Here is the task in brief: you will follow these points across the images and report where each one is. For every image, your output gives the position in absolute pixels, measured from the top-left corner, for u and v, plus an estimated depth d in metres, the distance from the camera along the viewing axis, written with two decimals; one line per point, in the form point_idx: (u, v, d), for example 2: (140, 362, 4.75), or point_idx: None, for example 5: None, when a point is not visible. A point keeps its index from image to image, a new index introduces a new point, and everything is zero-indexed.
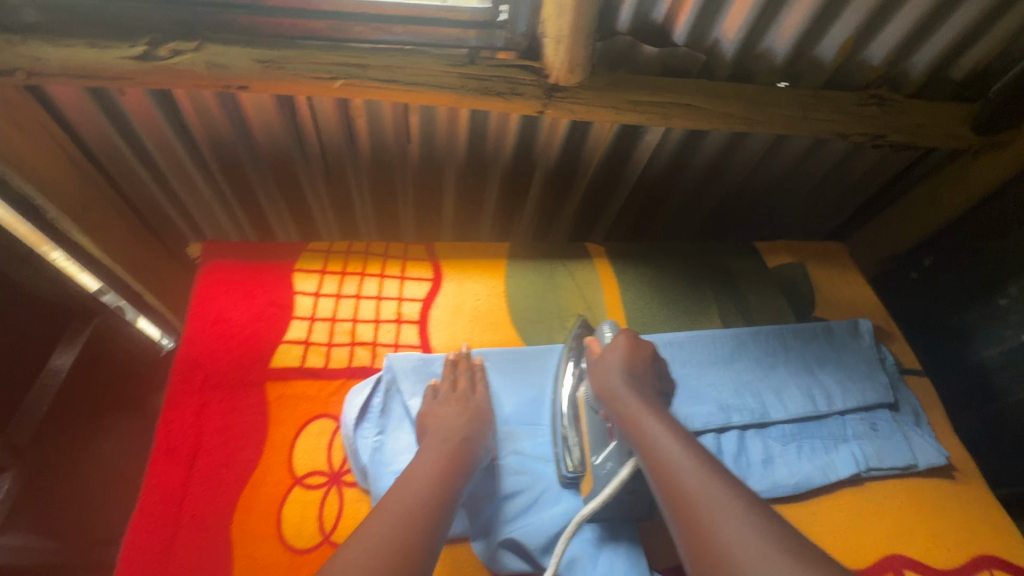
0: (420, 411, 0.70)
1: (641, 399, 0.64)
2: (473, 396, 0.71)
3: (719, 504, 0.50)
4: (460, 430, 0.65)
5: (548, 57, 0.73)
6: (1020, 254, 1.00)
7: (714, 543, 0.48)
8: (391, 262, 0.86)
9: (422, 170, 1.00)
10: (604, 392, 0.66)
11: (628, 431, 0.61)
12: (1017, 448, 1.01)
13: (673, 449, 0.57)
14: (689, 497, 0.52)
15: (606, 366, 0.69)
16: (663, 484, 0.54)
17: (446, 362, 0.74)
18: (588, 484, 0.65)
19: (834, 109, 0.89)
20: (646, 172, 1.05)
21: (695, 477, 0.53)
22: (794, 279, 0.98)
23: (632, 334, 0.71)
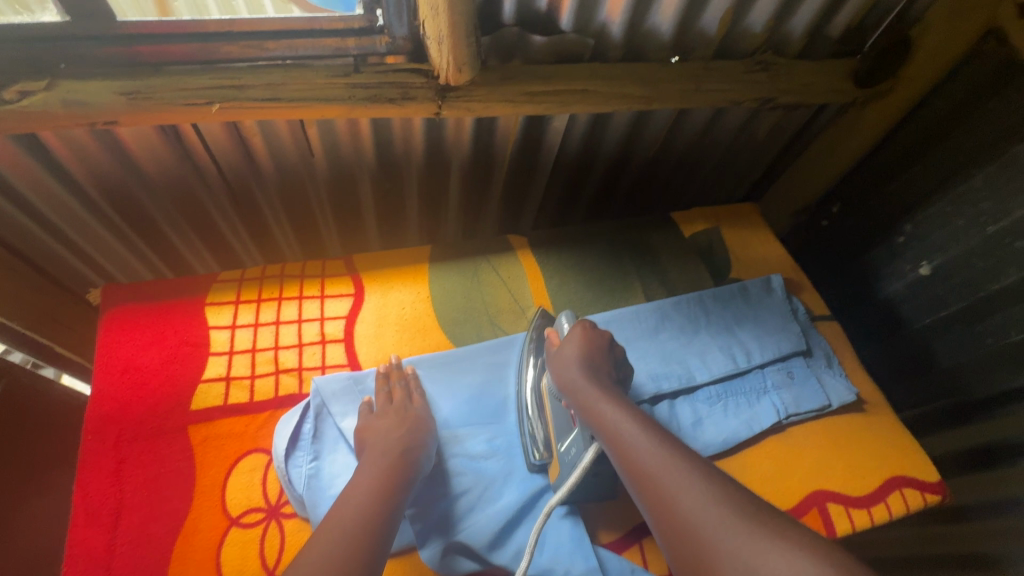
0: (359, 425, 0.69)
1: (600, 387, 0.66)
2: (411, 403, 0.71)
3: (680, 479, 0.54)
4: (399, 440, 0.65)
5: (434, 58, 0.72)
6: (909, 194, 1.08)
7: (678, 517, 0.52)
8: (309, 282, 0.84)
9: (333, 183, 0.98)
10: (565, 383, 0.69)
11: (590, 420, 0.64)
12: (925, 370, 1.11)
13: (634, 431, 0.60)
14: (653, 476, 0.55)
15: (566, 358, 0.70)
16: (627, 466, 0.58)
17: (377, 376, 0.74)
18: (556, 470, 0.69)
19: (724, 78, 0.92)
20: (560, 157, 1.06)
21: (657, 457, 0.56)
22: (712, 245, 1.02)
23: (588, 325, 0.73)
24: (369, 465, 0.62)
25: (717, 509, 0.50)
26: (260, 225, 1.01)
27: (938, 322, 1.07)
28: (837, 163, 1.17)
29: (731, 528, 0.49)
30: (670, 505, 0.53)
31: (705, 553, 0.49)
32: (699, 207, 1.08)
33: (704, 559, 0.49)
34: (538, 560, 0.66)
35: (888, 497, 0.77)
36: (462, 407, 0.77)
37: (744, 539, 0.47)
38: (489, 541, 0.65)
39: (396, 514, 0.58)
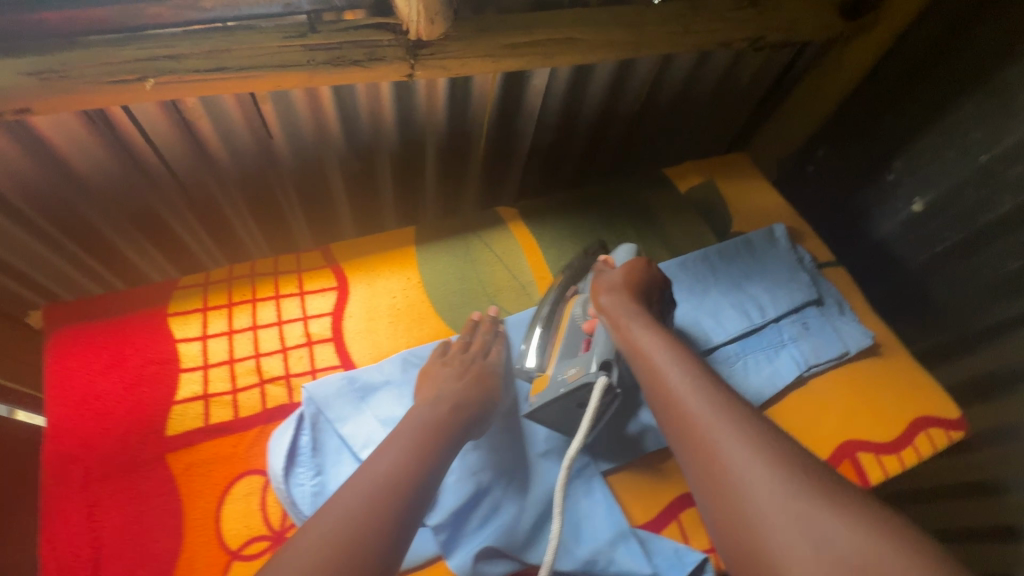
0: (421, 369, 0.68)
1: (641, 313, 0.62)
2: (483, 360, 0.70)
3: (716, 412, 0.50)
4: (455, 392, 0.63)
5: (400, 9, 0.63)
6: (899, 129, 1.05)
7: (709, 450, 0.48)
8: (284, 279, 0.75)
9: (298, 167, 0.88)
10: (603, 307, 0.65)
11: (626, 343, 0.60)
12: (922, 308, 1.11)
13: (672, 362, 0.56)
14: (683, 406, 0.52)
15: (608, 283, 0.67)
16: (656, 394, 0.55)
17: (472, 321, 0.74)
18: (540, 385, 0.67)
19: (713, 17, 0.84)
20: (542, 119, 0.98)
21: (691, 389, 0.53)
22: (709, 199, 0.97)
23: (643, 260, 0.70)
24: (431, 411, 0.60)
25: (761, 455, 0.47)
26: (220, 223, 0.90)
27: (934, 258, 1.06)
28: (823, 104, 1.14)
29: (773, 478, 0.45)
30: (704, 441, 0.49)
31: (738, 496, 0.45)
32: (690, 160, 1.03)
33: (735, 500, 0.46)
34: (575, 553, 0.62)
35: (915, 440, 0.76)
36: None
37: (793, 499, 0.44)
38: (521, 542, 0.61)
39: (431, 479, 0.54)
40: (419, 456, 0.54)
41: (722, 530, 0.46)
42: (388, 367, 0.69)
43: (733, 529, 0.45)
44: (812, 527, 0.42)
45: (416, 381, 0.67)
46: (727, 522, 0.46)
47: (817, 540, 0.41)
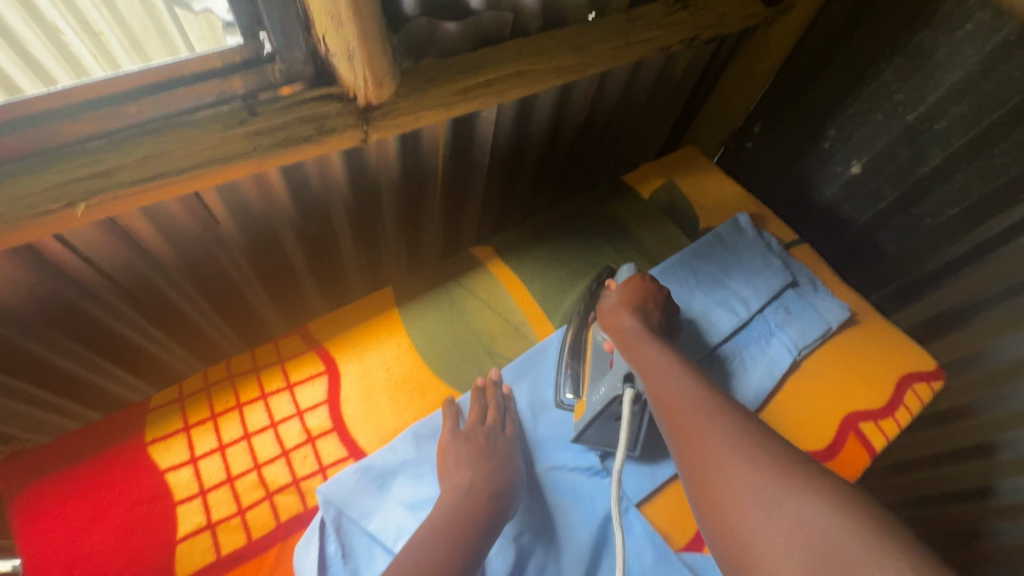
0: (439, 444, 0.66)
1: (644, 331, 0.68)
2: (503, 433, 0.68)
3: (713, 418, 0.53)
4: (479, 471, 0.61)
5: (343, 76, 0.59)
6: (827, 102, 1.10)
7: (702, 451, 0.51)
8: (267, 375, 0.70)
9: (250, 244, 0.83)
10: (611, 326, 0.71)
11: (629, 357, 0.66)
12: (875, 260, 1.18)
13: (667, 370, 0.61)
14: (683, 414, 0.55)
15: (614, 305, 0.73)
16: (660, 404, 0.58)
17: (475, 390, 0.71)
18: (581, 409, 0.70)
19: (650, 25, 0.84)
20: (494, 147, 0.96)
21: (691, 400, 0.56)
22: (672, 200, 0.99)
23: (646, 280, 0.76)
24: (456, 492, 0.59)
25: (740, 441, 0.50)
26: (173, 315, 0.84)
27: (878, 215, 1.12)
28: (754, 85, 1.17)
29: (752, 459, 0.48)
30: (693, 433, 0.53)
31: (720, 477, 0.48)
32: (646, 162, 1.03)
33: (718, 482, 0.48)
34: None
35: (904, 399, 0.81)
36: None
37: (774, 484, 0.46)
38: None
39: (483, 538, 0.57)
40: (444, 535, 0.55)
41: (706, 512, 0.48)
42: (400, 446, 0.66)
43: (714, 505, 0.48)
44: (784, 499, 0.44)
45: (436, 459, 0.65)
46: (709, 502, 0.48)
47: (790, 513, 0.43)
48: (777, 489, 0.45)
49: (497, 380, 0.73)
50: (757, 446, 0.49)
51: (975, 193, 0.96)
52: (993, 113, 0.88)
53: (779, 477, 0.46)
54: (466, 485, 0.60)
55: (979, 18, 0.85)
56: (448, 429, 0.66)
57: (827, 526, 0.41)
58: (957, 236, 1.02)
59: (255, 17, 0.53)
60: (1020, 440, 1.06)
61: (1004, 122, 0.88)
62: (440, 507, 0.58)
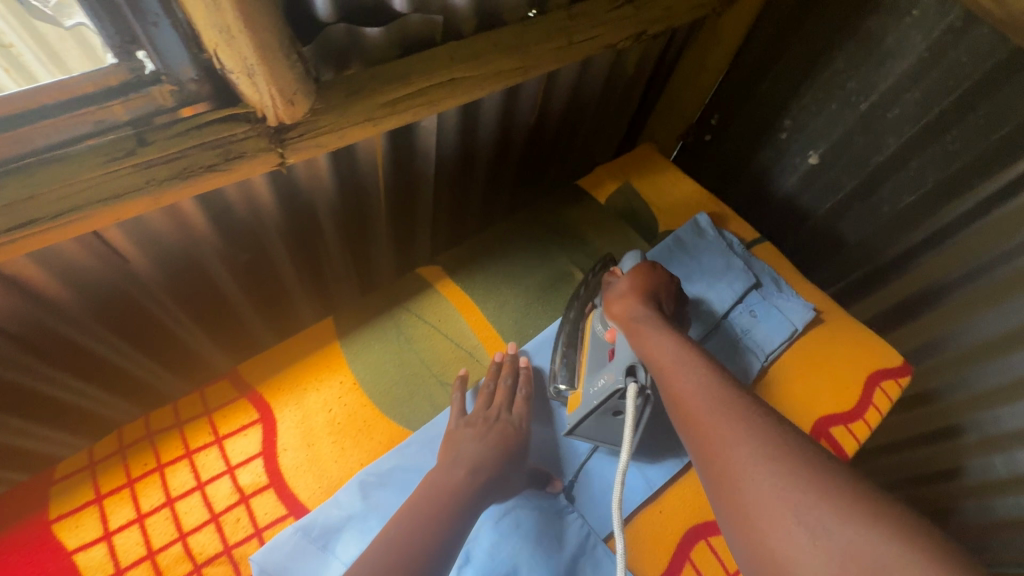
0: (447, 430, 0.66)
1: (656, 319, 0.67)
2: (511, 414, 0.67)
3: (737, 423, 0.51)
4: (476, 455, 0.61)
5: (247, 95, 0.52)
6: (781, 93, 1.07)
7: (728, 461, 0.49)
8: (192, 429, 0.64)
9: (172, 280, 0.75)
10: (621, 314, 0.70)
11: (641, 348, 0.65)
12: (838, 250, 1.17)
13: (686, 367, 0.59)
14: (704, 417, 0.53)
15: (623, 293, 0.72)
16: (679, 406, 0.56)
17: (455, 382, 0.68)
18: (576, 402, 0.70)
19: (593, 21, 0.78)
20: (439, 157, 0.90)
21: (712, 401, 0.54)
22: (630, 203, 0.95)
23: (654, 267, 0.75)
24: (445, 474, 0.59)
25: (772, 450, 0.48)
26: (91, 361, 0.76)
27: (837, 206, 1.11)
28: (708, 78, 1.14)
29: (785, 470, 0.46)
30: (719, 436, 0.51)
31: (751, 486, 0.46)
32: (601, 164, 0.99)
33: (748, 495, 0.46)
34: None
35: (874, 399, 0.81)
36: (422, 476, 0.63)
37: (809, 497, 0.43)
38: None
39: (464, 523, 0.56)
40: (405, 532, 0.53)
41: (736, 525, 0.46)
42: (346, 498, 0.61)
43: (744, 516, 0.45)
44: (825, 518, 0.42)
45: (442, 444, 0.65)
46: (737, 515, 0.46)
47: (828, 533, 0.41)
48: (815, 507, 0.43)
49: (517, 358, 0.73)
50: (791, 455, 0.47)
51: (930, 180, 0.95)
52: (944, 100, 0.87)
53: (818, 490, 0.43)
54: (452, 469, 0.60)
55: (925, 3, 0.83)
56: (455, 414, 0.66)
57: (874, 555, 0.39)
58: (914, 223, 1.02)
59: (127, 34, 0.45)
60: (983, 421, 1.05)
61: (954, 108, 0.87)
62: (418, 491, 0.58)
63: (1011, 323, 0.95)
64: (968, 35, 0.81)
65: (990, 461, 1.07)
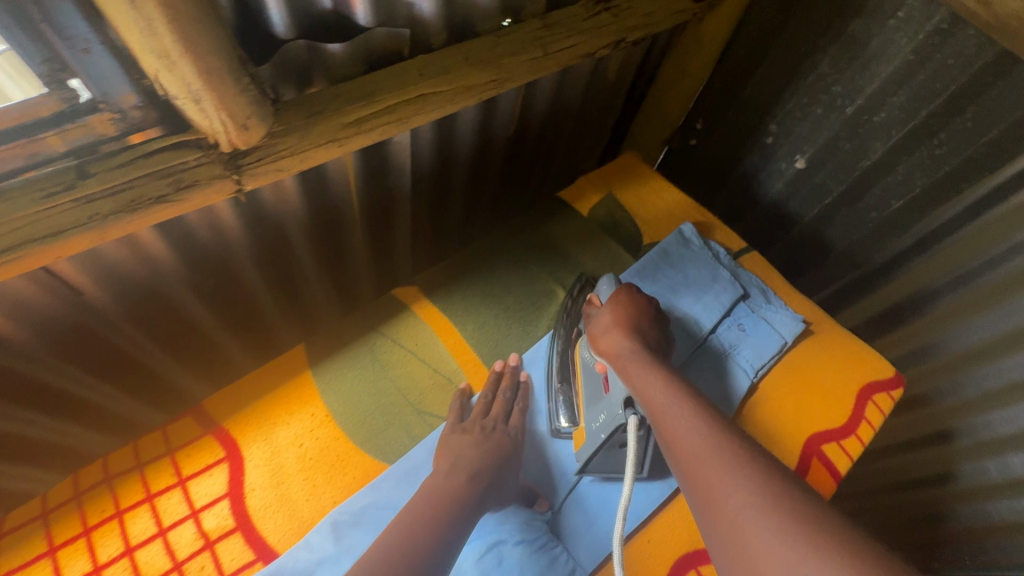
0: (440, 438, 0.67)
1: (643, 354, 0.65)
2: (507, 424, 0.69)
3: (734, 469, 0.49)
4: (472, 465, 0.62)
5: (196, 122, 0.49)
6: (765, 97, 1.05)
7: (727, 513, 0.46)
8: (153, 472, 0.62)
9: (134, 310, 0.72)
10: (607, 349, 0.67)
11: (631, 387, 0.62)
12: (826, 254, 1.15)
13: (677, 408, 0.57)
14: (700, 463, 0.51)
15: (606, 326, 0.70)
16: (675, 451, 0.54)
17: (455, 394, 0.70)
18: (580, 437, 0.69)
19: (569, 30, 0.76)
20: (415, 172, 0.87)
21: (708, 446, 0.52)
22: (613, 215, 0.92)
23: (634, 291, 0.73)
24: (444, 480, 0.61)
25: (768, 499, 0.45)
26: (53, 395, 0.72)
27: (825, 211, 1.09)
28: (690, 83, 1.11)
29: (780, 522, 0.43)
30: (713, 487, 0.49)
31: (748, 542, 0.44)
32: (584, 175, 0.96)
33: (750, 551, 0.43)
34: None
35: (867, 413, 0.79)
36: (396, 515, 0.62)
37: (809, 550, 0.41)
38: None
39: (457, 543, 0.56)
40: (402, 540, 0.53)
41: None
42: (316, 541, 0.60)
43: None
44: (824, 574, 0.39)
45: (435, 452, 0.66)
46: (741, 572, 0.43)
47: None
48: (813, 562, 0.40)
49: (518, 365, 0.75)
50: (787, 504, 0.45)
51: (919, 185, 0.93)
52: (930, 103, 0.85)
53: (815, 542, 0.41)
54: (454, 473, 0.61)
55: (909, 4, 0.80)
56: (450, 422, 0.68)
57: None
58: (903, 228, 1.00)
59: (57, 61, 0.43)
60: (975, 425, 1.02)
61: (940, 112, 0.85)
62: (421, 491, 0.59)
63: (1001, 329, 0.93)
64: (954, 37, 0.79)
65: (982, 466, 1.02)
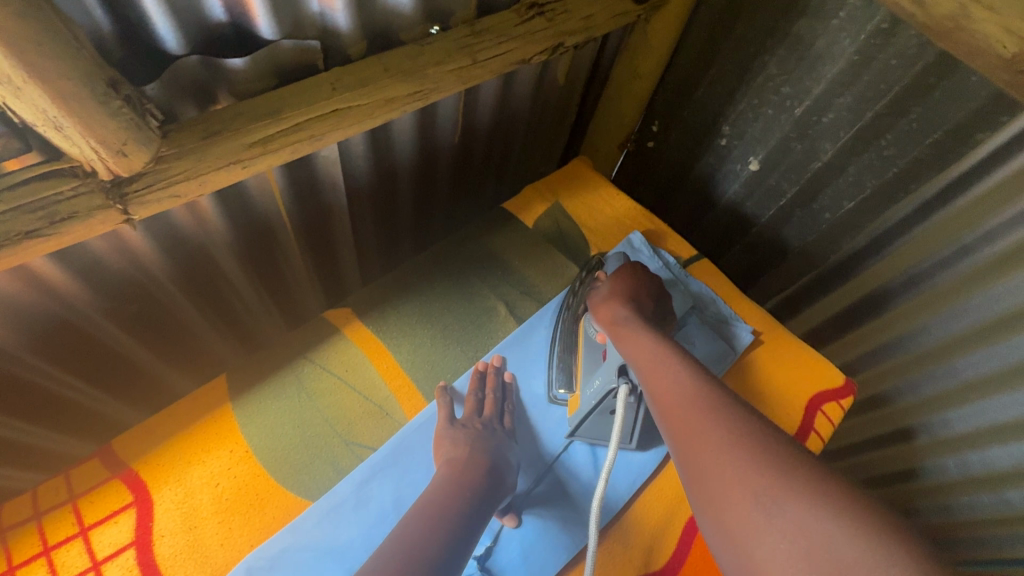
0: (435, 431, 0.68)
1: (637, 321, 0.66)
2: (481, 418, 0.69)
3: (712, 413, 0.50)
4: (478, 456, 0.63)
5: (65, 149, 0.46)
6: (716, 100, 1.02)
7: (704, 450, 0.48)
8: (57, 519, 0.61)
9: (42, 343, 0.67)
10: (606, 319, 0.69)
11: (624, 351, 0.64)
12: (783, 256, 1.13)
13: (666, 363, 0.58)
14: (679, 408, 0.52)
15: (606, 297, 0.72)
16: (658, 397, 0.55)
17: (440, 399, 0.70)
18: (575, 403, 0.71)
19: (499, 36, 0.72)
20: (350, 186, 0.84)
21: (690, 392, 0.53)
22: (559, 225, 0.89)
23: (639, 269, 0.75)
24: (438, 482, 0.62)
25: (743, 444, 0.46)
26: None
27: (779, 213, 1.07)
28: (643, 86, 1.07)
29: (752, 465, 0.44)
30: (693, 427, 0.50)
31: (721, 474, 0.45)
32: (529, 184, 0.93)
33: (721, 486, 0.45)
34: None
35: (815, 424, 0.78)
36: (319, 556, 0.61)
37: (773, 480, 0.43)
38: None
39: (463, 518, 0.57)
40: (424, 528, 0.54)
41: (709, 516, 0.45)
42: None
43: (716, 507, 0.44)
44: (790, 511, 0.40)
45: (432, 444, 0.67)
46: (712, 503, 0.45)
47: (792, 520, 0.40)
48: (775, 493, 0.42)
49: (500, 366, 0.75)
50: (760, 449, 0.45)
51: (869, 186, 0.92)
52: (876, 104, 0.83)
53: (783, 484, 0.42)
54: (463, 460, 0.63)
55: (851, 4, 0.78)
56: (444, 408, 0.69)
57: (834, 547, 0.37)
58: (855, 229, 0.98)
59: None
60: (933, 423, 1.01)
61: (887, 113, 0.83)
62: (436, 483, 0.61)
63: (951, 330, 0.92)
64: (896, 37, 0.76)
65: (943, 463, 1.03)
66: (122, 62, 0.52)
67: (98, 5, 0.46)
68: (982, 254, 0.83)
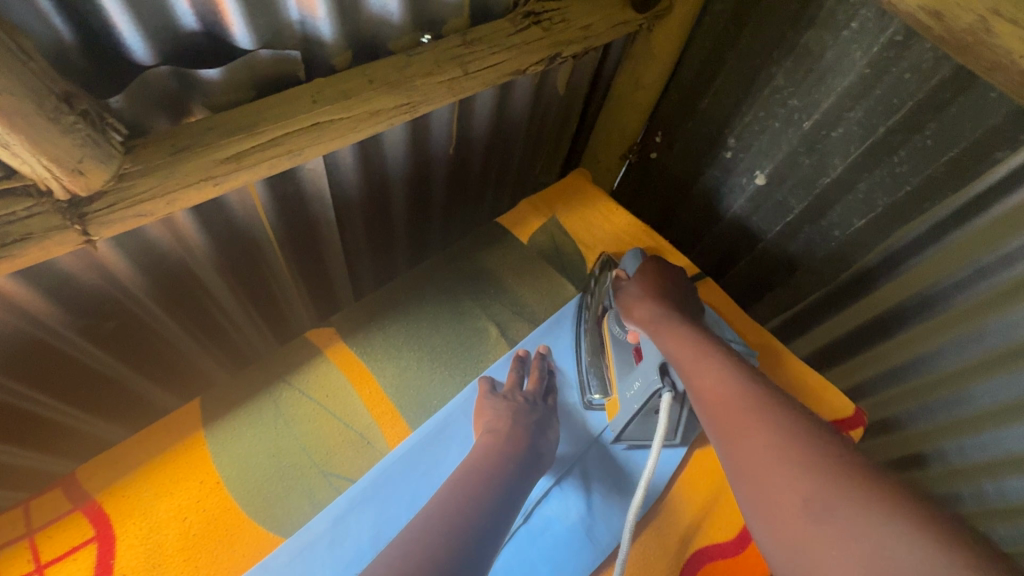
0: (476, 404, 0.69)
1: (675, 317, 0.65)
2: (524, 393, 0.70)
3: (758, 414, 0.48)
4: (517, 428, 0.64)
5: (16, 167, 0.43)
6: (720, 112, 0.98)
7: (750, 453, 0.46)
8: (14, 554, 0.59)
9: (10, 364, 0.64)
10: (641, 318, 0.67)
11: (661, 345, 0.62)
12: (790, 274, 1.08)
13: (709, 359, 0.57)
14: (725, 408, 0.51)
15: (638, 296, 0.69)
16: (702, 395, 0.54)
17: (483, 385, 0.70)
18: (614, 407, 0.69)
19: (493, 46, 0.69)
20: (338, 199, 0.81)
21: (736, 391, 0.52)
22: (555, 242, 0.86)
23: (663, 264, 0.74)
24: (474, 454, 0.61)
25: (789, 440, 0.45)
26: None
27: (787, 229, 1.02)
28: (645, 97, 1.03)
29: (798, 463, 0.43)
30: (739, 428, 0.48)
31: (768, 477, 0.44)
32: (526, 200, 0.89)
33: (770, 488, 0.43)
34: None
35: None
36: None
37: (823, 481, 0.41)
38: None
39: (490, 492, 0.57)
40: (458, 501, 0.54)
41: (759, 517, 0.43)
42: None
43: (764, 509, 0.43)
44: (836, 508, 0.39)
45: (473, 413, 0.69)
46: (760, 505, 0.43)
47: (841, 521, 0.38)
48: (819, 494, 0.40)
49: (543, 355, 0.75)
50: (804, 449, 0.44)
51: (880, 204, 0.87)
52: (889, 119, 0.79)
53: (827, 484, 0.41)
54: (504, 432, 0.63)
55: (863, 15, 0.73)
56: (488, 389, 0.70)
57: (886, 555, 0.35)
58: (867, 248, 0.93)
59: None
60: (947, 450, 0.97)
61: (901, 128, 0.78)
62: (479, 451, 0.61)
63: (967, 357, 0.87)
64: (911, 49, 0.72)
65: (958, 490, 0.99)
66: (85, 73, 0.49)
67: (56, 12, 0.43)
68: (1000, 278, 0.79)
